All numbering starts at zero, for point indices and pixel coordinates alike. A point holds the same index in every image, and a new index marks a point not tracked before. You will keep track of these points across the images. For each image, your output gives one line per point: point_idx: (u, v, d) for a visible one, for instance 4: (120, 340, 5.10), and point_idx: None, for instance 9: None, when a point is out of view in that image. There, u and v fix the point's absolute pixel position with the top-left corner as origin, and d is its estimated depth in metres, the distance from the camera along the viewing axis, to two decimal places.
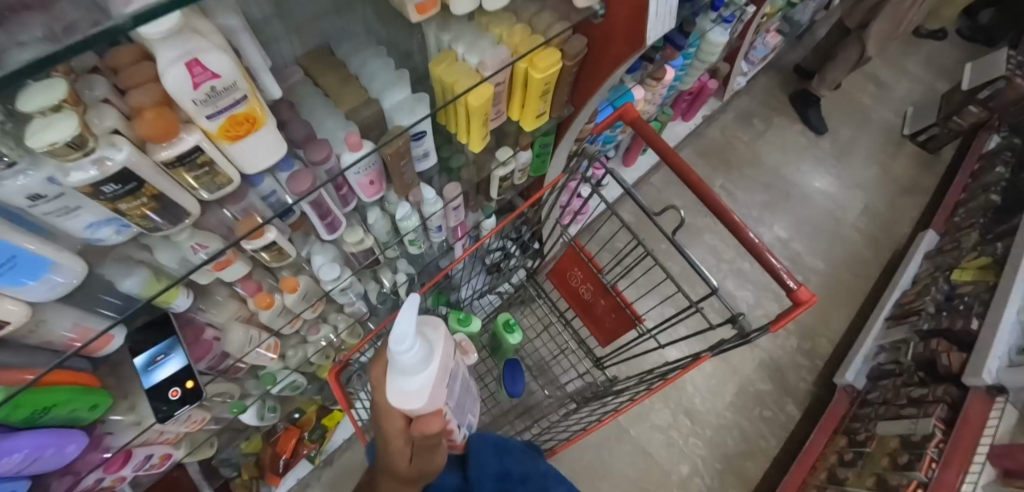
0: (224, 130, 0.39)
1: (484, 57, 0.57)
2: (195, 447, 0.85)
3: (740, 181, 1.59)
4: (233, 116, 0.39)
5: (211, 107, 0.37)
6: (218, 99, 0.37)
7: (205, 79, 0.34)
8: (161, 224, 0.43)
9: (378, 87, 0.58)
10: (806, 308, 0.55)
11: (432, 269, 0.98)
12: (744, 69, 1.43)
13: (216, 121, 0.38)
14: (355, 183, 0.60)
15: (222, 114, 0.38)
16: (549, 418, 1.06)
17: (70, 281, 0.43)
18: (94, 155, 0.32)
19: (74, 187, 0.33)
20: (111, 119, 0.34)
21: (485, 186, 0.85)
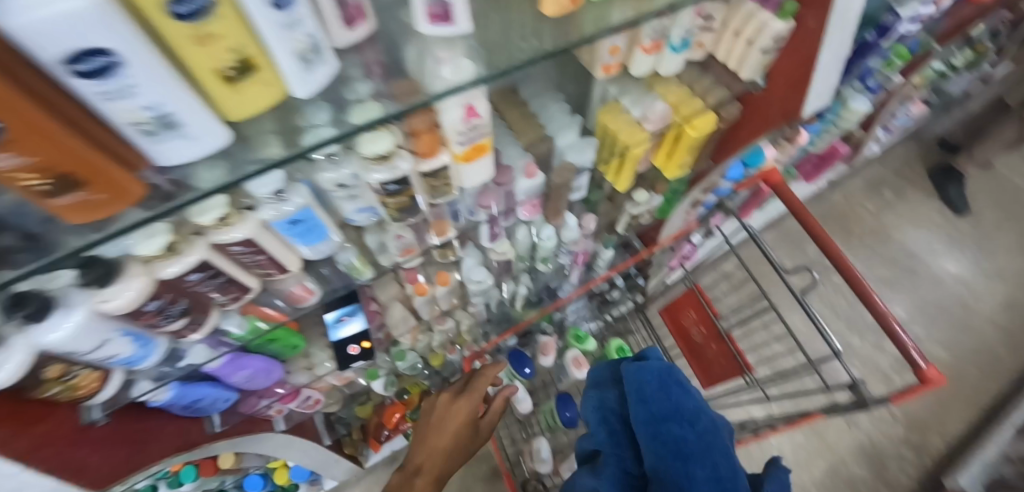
0: (465, 154, 0.50)
1: (647, 112, 0.67)
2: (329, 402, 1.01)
3: (859, 250, 1.50)
4: (476, 144, 0.50)
5: (464, 137, 0.48)
6: (471, 131, 0.47)
7: (471, 116, 0.45)
8: (402, 218, 0.56)
9: (554, 127, 0.68)
10: (934, 387, 0.57)
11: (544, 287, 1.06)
12: (879, 136, 1.40)
13: (462, 149, 0.49)
14: (521, 205, 0.73)
15: (469, 142, 0.49)
16: None
17: (328, 250, 0.56)
18: (390, 163, 0.45)
19: (369, 182, 0.46)
20: (390, 142, 0.43)
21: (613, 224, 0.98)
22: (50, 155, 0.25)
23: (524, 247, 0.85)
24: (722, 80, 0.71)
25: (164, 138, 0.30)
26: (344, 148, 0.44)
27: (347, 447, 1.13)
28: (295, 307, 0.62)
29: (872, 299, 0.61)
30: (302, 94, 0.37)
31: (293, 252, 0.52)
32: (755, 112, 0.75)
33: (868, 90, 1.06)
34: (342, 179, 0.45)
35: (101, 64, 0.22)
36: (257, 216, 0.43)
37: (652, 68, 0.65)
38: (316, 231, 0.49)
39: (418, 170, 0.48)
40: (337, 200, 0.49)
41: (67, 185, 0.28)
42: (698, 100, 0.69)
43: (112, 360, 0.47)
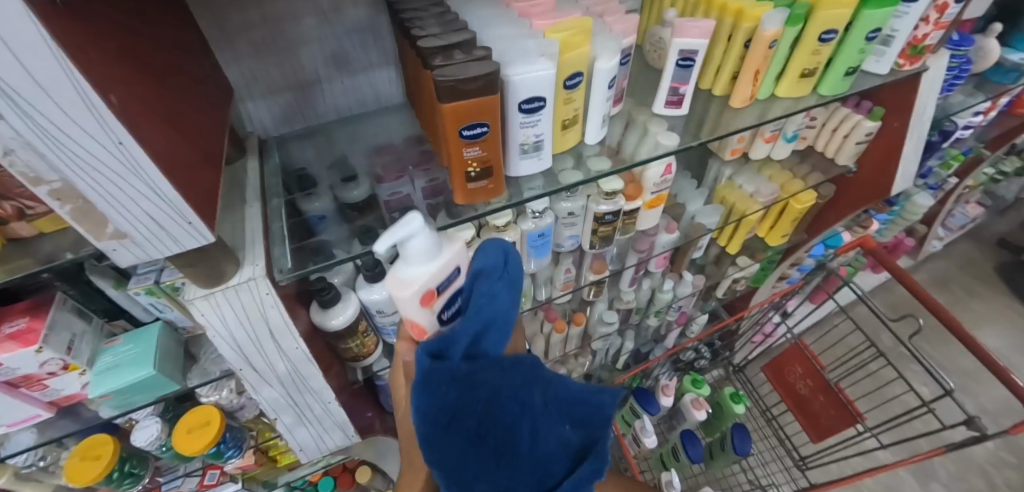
0: (652, 201, 0.70)
1: (759, 188, 0.87)
2: None
3: (937, 340, 1.54)
4: (659, 195, 0.70)
5: (657, 187, 0.68)
6: (662, 184, 0.68)
7: (666, 173, 0.66)
8: (596, 247, 0.72)
9: (684, 197, 0.88)
10: None
11: (644, 343, 1.18)
12: (940, 233, 1.54)
13: (652, 195, 0.69)
14: (654, 259, 0.89)
15: (658, 192, 0.69)
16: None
17: (533, 268, 0.71)
18: (614, 200, 0.64)
19: (594, 212, 0.65)
20: (614, 185, 0.62)
21: (715, 287, 1.13)
22: (492, 150, 0.45)
23: (644, 297, 0.99)
24: (818, 166, 0.90)
25: (529, 157, 0.50)
26: (582, 187, 0.63)
27: None
28: None
29: (973, 345, 0.75)
30: (588, 142, 0.58)
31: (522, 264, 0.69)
32: (844, 195, 0.94)
33: (927, 188, 1.24)
34: (574, 208, 0.65)
35: (533, 106, 0.45)
36: (520, 227, 0.62)
37: (768, 152, 0.85)
38: (540, 246, 0.66)
39: (625, 208, 0.66)
40: (563, 225, 0.67)
41: (485, 174, 0.47)
42: (799, 182, 0.88)
43: (391, 328, 0.62)
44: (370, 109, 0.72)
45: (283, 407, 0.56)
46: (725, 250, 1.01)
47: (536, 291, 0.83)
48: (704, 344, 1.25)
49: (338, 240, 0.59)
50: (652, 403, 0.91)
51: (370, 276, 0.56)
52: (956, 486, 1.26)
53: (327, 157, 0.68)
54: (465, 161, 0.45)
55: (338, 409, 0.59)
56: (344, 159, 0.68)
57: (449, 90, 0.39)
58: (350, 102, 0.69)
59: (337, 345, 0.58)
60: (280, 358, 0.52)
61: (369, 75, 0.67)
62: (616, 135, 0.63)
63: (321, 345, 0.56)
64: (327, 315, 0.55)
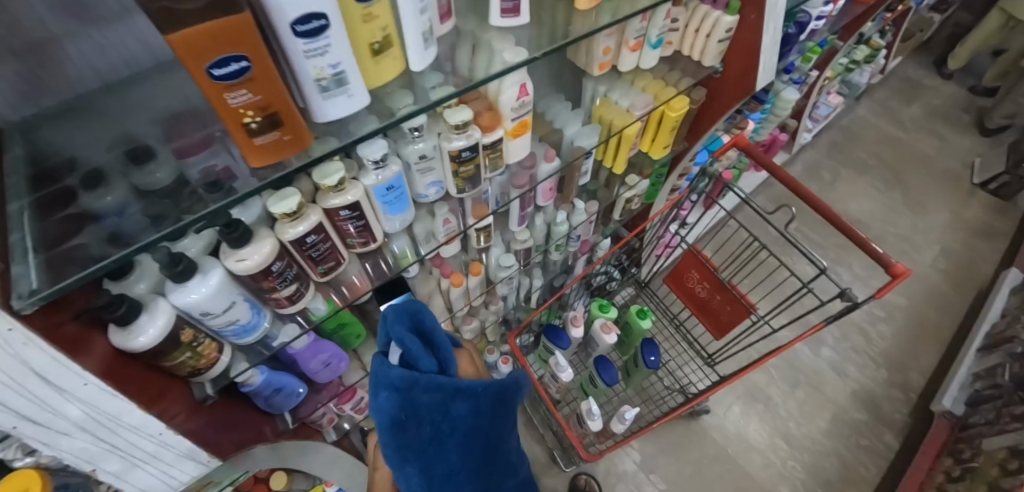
0: (514, 130, 0.63)
1: (634, 101, 0.85)
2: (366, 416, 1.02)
3: (813, 223, 1.73)
4: (521, 121, 0.63)
5: (516, 113, 0.61)
6: (522, 108, 0.61)
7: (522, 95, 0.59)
8: (464, 190, 0.65)
9: (562, 121, 0.84)
10: (903, 279, 0.70)
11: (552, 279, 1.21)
12: (809, 126, 1.68)
13: (514, 122, 0.62)
14: (541, 189, 0.85)
15: (518, 118, 0.62)
16: (667, 405, 1.11)
17: (401, 225, 0.63)
18: (466, 133, 0.56)
19: (447, 151, 0.57)
20: (460, 115, 0.54)
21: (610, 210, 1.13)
22: (268, 91, 0.35)
23: (541, 234, 0.96)
24: (686, 70, 0.89)
25: (333, 95, 0.41)
26: (426, 123, 0.55)
27: None
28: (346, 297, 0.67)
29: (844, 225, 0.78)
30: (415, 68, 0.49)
31: (378, 226, 0.60)
32: (715, 96, 0.94)
33: (793, 82, 1.32)
34: (424, 151, 0.56)
35: (312, 26, 0.34)
36: (362, 182, 0.53)
37: (635, 63, 0.82)
38: (399, 202, 0.58)
39: (484, 142, 0.59)
40: (416, 173, 0.59)
41: (272, 124, 0.38)
42: (672, 89, 0.87)
43: (231, 327, 0.52)
44: (147, 66, 0.56)
45: (100, 451, 0.45)
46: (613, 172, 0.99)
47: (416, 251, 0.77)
48: (611, 265, 1.30)
49: (122, 235, 0.45)
50: (563, 338, 0.91)
51: (176, 275, 0.44)
52: (836, 345, 1.48)
53: (98, 137, 0.52)
54: (235, 110, 0.35)
55: (178, 438, 0.51)
56: (130, 136, 0.53)
57: (170, 20, 0.27)
58: (113, 60, 0.53)
59: (157, 363, 0.48)
60: (68, 402, 0.40)
61: (137, 21, 0.51)
62: (460, 58, 0.55)
63: (135, 371, 0.45)
64: (128, 333, 0.43)
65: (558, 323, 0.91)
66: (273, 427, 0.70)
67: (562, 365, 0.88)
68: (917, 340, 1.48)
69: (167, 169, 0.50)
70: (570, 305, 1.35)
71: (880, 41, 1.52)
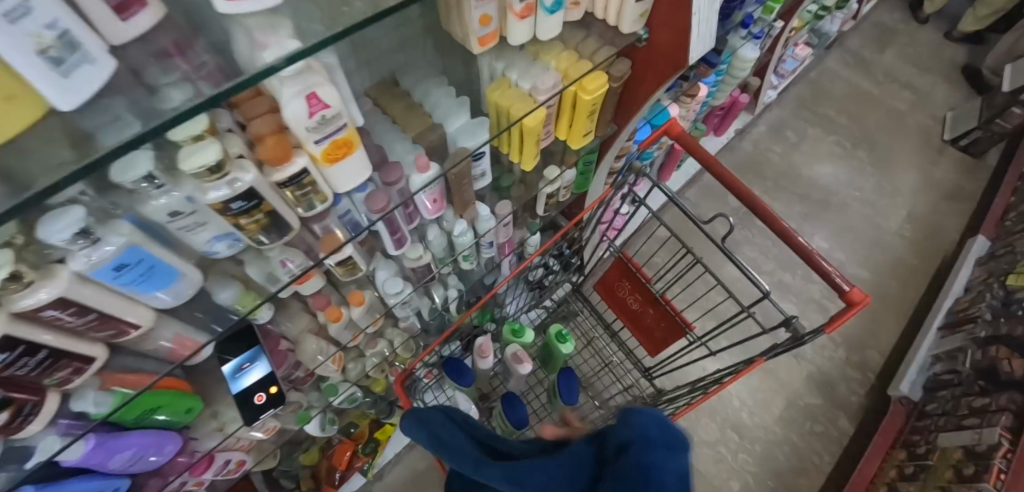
0: (327, 154, 0.44)
1: (537, 83, 0.63)
2: (264, 458, 0.90)
3: (776, 191, 1.59)
4: (335, 141, 0.44)
5: (319, 133, 0.42)
6: (326, 126, 0.42)
7: (318, 110, 0.40)
8: (268, 239, 0.48)
9: (441, 114, 0.65)
10: (861, 308, 0.54)
11: (478, 286, 1.05)
12: (774, 82, 1.49)
13: (322, 145, 0.43)
14: (421, 202, 0.66)
15: (326, 139, 0.43)
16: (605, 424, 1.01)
17: (188, 292, 0.48)
18: (228, 177, 0.38)
19: (208, 203, 0.39)
20: (209, 154, 0.35)
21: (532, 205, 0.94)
22: None
23: (441, 248, 0.79)
24: (603, 37, 0.68)
25: None
26: (161, 167, 0.36)
27: None
28: (162, 361, 0.55)
29: (791, 237, 0.59)
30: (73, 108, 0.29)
31: (138, 306, 0.44)
32: (645, 67, 0.72)
33: (753, 37, 1.11)
34: (172, 207, 0.38)
35: None
36: (67, 269, 0.35)
37: (529, 35, 0.62)
38: (164, 272, 0.42)
39: (271, 180, 0.42)
40: (179, 232, 0.41)
41: None
42: (586, 62, 0.66)
43: None
44: None
45: None
46: (524, 170, 0.78)
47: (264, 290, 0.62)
48: (551, 256, 1.09)
49: None
50: (466, 374, 0.76)
51: None
52: None
53: None
54: None
55: None
56: None
57: None
58: None
59: None
60: None
61: None
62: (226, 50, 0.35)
63: None
64: None
65: (458, 357, 0.75)
66: None
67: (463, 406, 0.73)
68: (878, 314, 1.41)
69: None
70: (505, 303, 1.13)
71: None
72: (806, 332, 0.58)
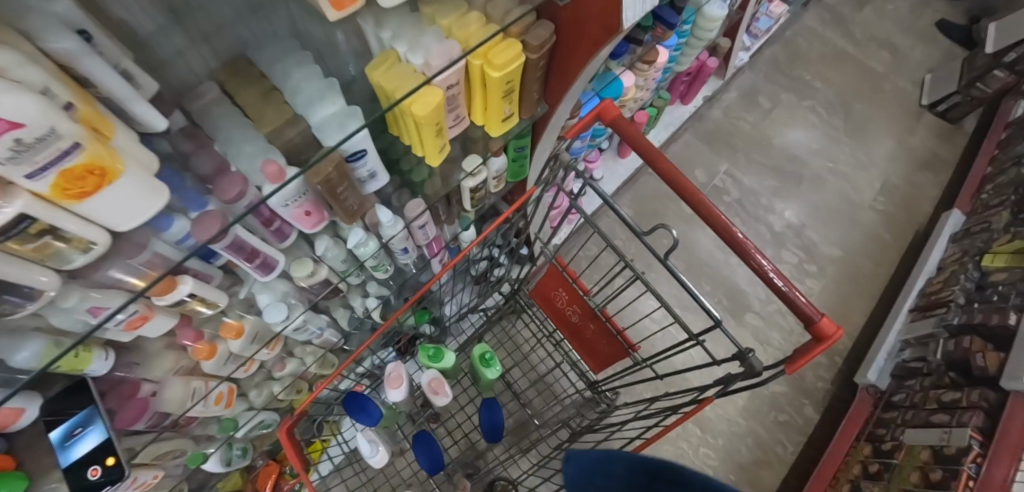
0: (60, 189, 0.29)
1: (429, 57, 0.48)
2: None
3: (747, 164, 1.48)
4: (69, 171, 0.28)
5: (29, 165, 0.26)
6: (35, 154, 0.25)
7: (4, 131, 0.23)
8: (16, 305, 0.35)
9: (303, 102, 0.48)
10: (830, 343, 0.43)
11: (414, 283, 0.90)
12: (746, 43, 1.35)
13: (44, 181, 0.28)
14: (288, 216, 0.51)
15: (50, 171, 0.27)
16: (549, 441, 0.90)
17: None
18: None
19: None
20: None
21: (457, 199, 0.76)
22: None
23: (341, 261, 0.65)
24: None
25: None
26: None
27: None
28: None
29: (724, 228, 0.48)
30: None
31: None
32: (570, 35, 0.56)
33: None
34: None
35: None
36: None
37: None
38: None
39: None
40: None
41: None
42: (494, 26, 0.50)
43: None
44: None
45: None
46: (433, 165, 0.61)
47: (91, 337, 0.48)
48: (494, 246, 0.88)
49: None
50: (371, 411, 0.62)
51: None
52: (762, 309, 1.33)
53: None
54: None
55: None
56: None
57: None
58: None
59: None
60: None
61: None
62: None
63: None
64: None
65: (359, 394, 0.61)
66: None
67: (366, 452, 0.62)
68: (848, 295, 1.34)
69: None
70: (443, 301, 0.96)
71: None
72: (763, 368, 0.47)
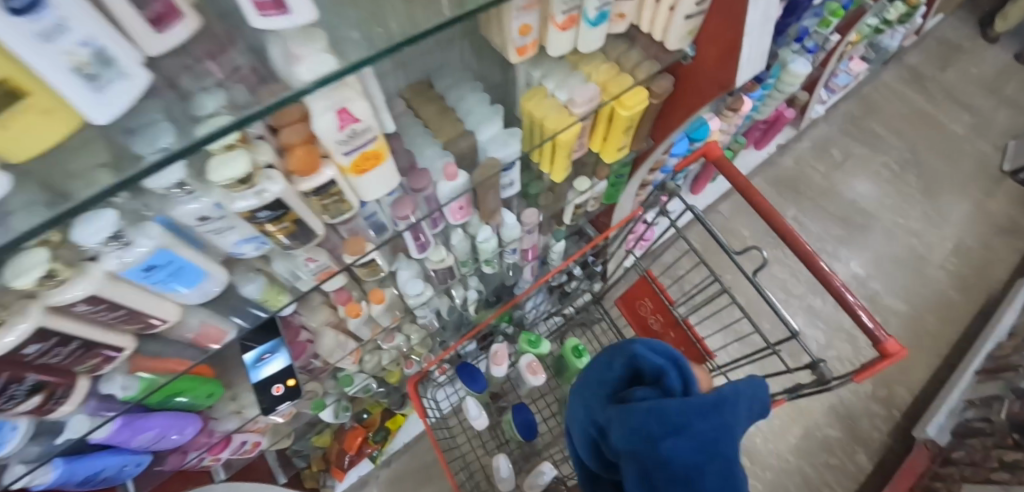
0: (356, 165, 0.43)
1: (574, 95, 0.61)
2: (278, 439, 0.91)
3: (814, 211, 1.52)
4: (365, 153, 0.42)
5: (349, 145, 0.40)
6: (356, 139, 0.40)
7: (348, 123, 0.38)
8: (294, 244, 0.48)
9: (474, 120, 0.62)
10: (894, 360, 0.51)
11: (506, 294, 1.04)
12: (823, 97, 1.41)
13: (351, 157, 0.41)
14: (447, 209, 0.64)
15: (356, 151, 0.41)
16: None
17: (216, 288, 0.48)
18: (257, 188, 0.37)
19: (236, 211, 0.38)
20: (235, 167, 0.34)
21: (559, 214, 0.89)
22: None
23: (463, 252, 0.77)
24: (648, 51, 0.65)
25: None
26: (192, 174, 0.36)
27: (307, 480, 1.03)
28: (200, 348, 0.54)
29: (812, 262, 0.55)
30: (103, 119, 0.28)
31: (165, 300, 0.45)
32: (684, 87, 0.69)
33: (805, 52, 1.03)
34: (200, 212, 0.37)
35: None
36: (100, 267, 0.35)
37: (570, 47, 0.59)
38: (190, 269, 0.42)
39: (296, 190, 0.40)
40: (208, 235, 0.41)
41: None
42: (627, 77, 0.63)
43: None
44: None
45: None
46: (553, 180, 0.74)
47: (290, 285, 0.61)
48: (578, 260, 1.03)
49: None
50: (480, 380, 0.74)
51: None
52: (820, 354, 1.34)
53: None
54: None
55: None
56: None
57: None
58: None
59: None
60: None
61: None
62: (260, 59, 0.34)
63: None
64: None
65: (474, 364, 0.73)
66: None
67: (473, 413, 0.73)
68: (911, 350, 1.33)
69: None
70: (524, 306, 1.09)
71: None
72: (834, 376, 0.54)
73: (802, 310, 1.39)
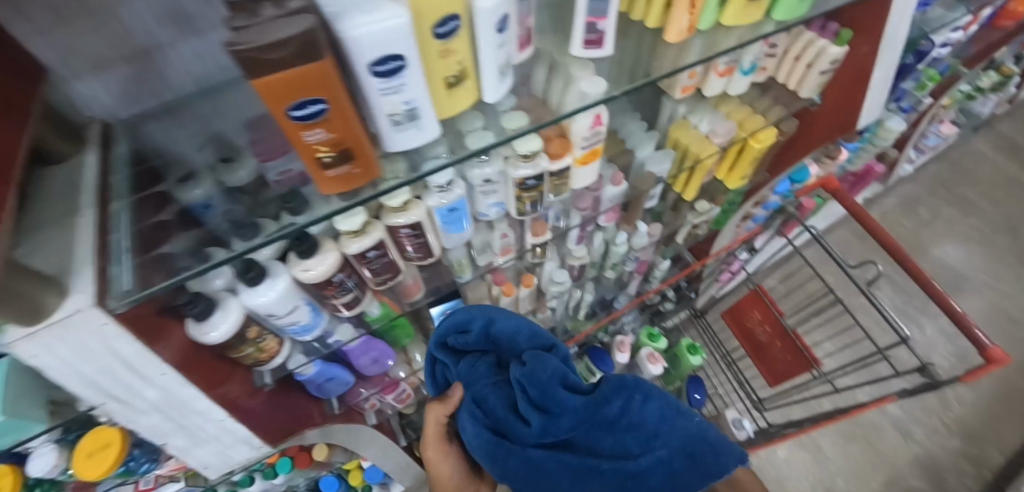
0: (583, 158, 0.59)
1: (716, 128, 0.76)
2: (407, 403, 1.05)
3: (900, 264, 1.55)
4: (592, 149, 0.59)
5: (587, 142, 0.57)
6: (592, 138, 0.57)
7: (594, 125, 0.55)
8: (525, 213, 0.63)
9: (634, 141, 0.77)
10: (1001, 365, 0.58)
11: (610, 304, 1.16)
12: (913, 156, 1.49)
13: (584, 151, 0.58)
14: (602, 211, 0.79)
15: (589, 147, 0.58)
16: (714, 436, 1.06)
17: (461, 241, 0.64)
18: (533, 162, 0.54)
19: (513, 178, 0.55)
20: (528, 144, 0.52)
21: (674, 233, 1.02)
22: (343, 130, 0.35)
23: (598, 252, 0.91)
24: (778, 99, 0.79)
25: (405, 129, 0.40)
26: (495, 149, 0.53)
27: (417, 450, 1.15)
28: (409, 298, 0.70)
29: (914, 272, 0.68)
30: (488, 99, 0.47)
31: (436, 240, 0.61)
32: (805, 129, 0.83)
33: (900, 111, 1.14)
34: (491, 174, 0.55)
35: (390, 66, 0.33)
36: (426, 203, 0.53)
37: (721, 90, 0.74)
38: (462, 220, 0.58)
39: (551, 170, 0.56)
40: (481, 193, 0.58)
41: (344, 158, 0.38)
42: (759, 118, 0.78)
43: (293, 326, 0.55)
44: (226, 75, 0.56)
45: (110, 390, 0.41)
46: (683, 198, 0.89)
47: (475, 258, 0.77)
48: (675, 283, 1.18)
49: (202, 241, 0.45)
50: None
51: (249, 280, 0.47)
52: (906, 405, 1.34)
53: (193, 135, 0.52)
54: (312, 147, 0.35)
55: (179, 382, 0.44)
56: (218, 136, 0.53)
57: (251, 63, 0.26)
58: (208, 63, 0.52)
59: (228, 353, 0.52)
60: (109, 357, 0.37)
61: (222, 36, 0.51)
62: (536, 82, 0.52)
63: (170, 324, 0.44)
64: (202, 328, 0.46)
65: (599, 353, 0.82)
66: (321, 411, 0.77)
67: None
68: (1005, 412, 1.30)
69: (248, 168, 0.48)
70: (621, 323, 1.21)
71: (1015, 67, 1.30)
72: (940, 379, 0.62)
73: (894, 346, 1.42)
